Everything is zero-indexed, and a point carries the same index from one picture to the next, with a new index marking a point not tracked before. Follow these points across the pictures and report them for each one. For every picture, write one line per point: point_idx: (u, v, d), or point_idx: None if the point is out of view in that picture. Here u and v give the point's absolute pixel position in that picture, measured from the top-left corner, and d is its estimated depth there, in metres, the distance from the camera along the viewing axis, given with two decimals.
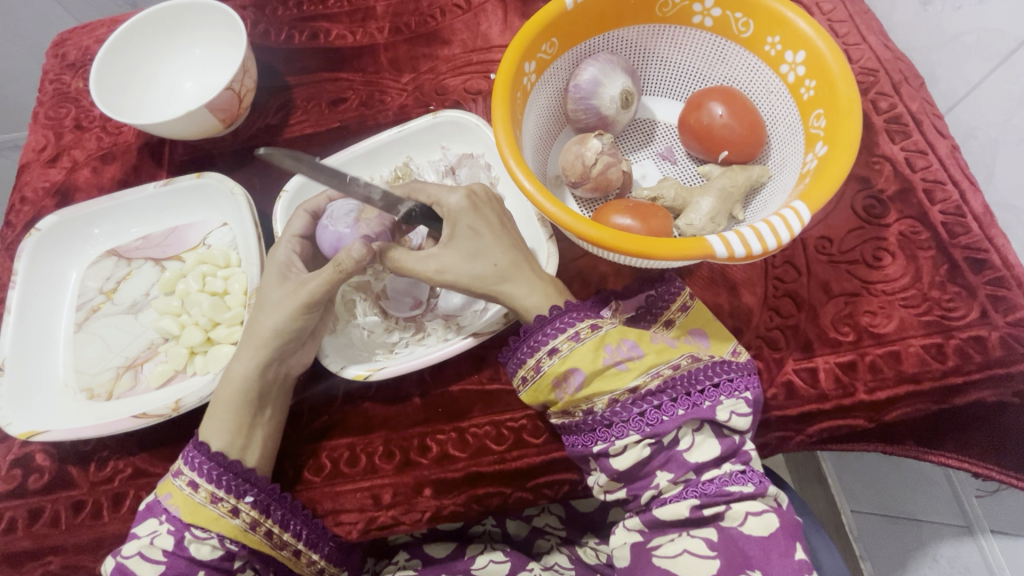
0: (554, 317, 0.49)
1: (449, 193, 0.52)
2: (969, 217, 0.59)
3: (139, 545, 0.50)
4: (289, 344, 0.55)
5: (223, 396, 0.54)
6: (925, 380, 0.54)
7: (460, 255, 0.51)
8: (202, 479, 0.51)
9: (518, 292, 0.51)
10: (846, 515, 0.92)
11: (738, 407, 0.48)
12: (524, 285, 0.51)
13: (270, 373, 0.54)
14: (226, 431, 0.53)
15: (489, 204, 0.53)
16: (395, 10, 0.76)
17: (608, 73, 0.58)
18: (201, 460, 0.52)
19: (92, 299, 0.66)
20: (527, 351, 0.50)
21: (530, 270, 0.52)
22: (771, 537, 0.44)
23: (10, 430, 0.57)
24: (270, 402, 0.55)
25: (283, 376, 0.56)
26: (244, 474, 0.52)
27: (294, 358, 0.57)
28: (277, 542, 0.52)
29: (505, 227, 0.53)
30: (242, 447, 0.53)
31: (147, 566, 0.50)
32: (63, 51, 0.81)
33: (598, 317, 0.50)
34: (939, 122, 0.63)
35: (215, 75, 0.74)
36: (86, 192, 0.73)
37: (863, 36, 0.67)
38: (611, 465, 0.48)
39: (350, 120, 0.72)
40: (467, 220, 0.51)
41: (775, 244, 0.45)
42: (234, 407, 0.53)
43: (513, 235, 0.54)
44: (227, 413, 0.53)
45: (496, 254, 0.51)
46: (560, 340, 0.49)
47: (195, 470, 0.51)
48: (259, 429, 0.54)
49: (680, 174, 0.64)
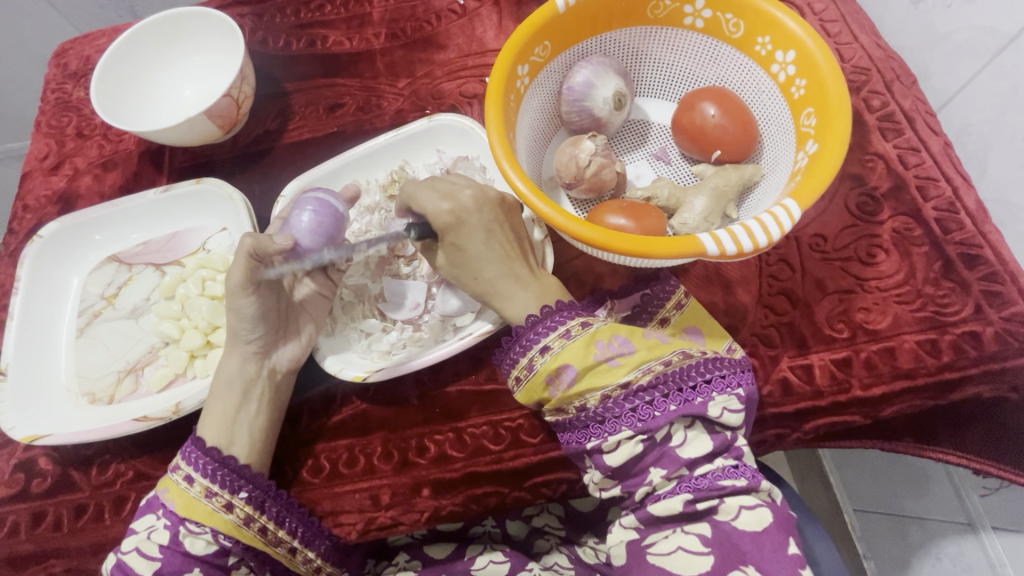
0: (543, 317, 0.50)
1: (436, 203, 0.51)
2: (962, 213, 0.59)
3: (137, 540, 0.51)
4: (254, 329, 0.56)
5: (212, 391, 0.56)
6: (920, 376, 0.54)
7: (449, 262, 0.54)
8: (197, 474, 0.52)
9: (505, 302, 0.53)
10: (848, 514, 0.91)
11: (731, 404, 0.48)
12: (508, 292, 0.52)
13: (254, 367, 0.57)
14: (216, 424, 0.54)
15: (477, 214, 0.52)
16: (392, 16, 0.77)
17: (601, 75, 0.59)
18: (199, 456, 0.53)
19: (93, 304, 0.67)
20: (519, 352, 0.51)
21: (517, 280, 0.52)
22: (764, 531, 0.45)
23: (13, 434, 0.58)
24: (255, 394, 0.56)
25: (269, 372, 0.57)
26: (238, 470, 0.53)
27: (280, 354, 0.58)
28: (272, 539, 0.53)
29: (495, 237, 0.52)
30: (230, 440, 0.54)
31: (144, 563, 0.50)
32: (64, 61, 0.82)
33: (589, 316, 0.51)
34: (931, 119, 0.63)
35: (213, 82, 0.75)
36: (88, 199, 0.74)
37: (854, 35, 0.68)
38: (605, 462, 0.48)
39: (348, 125, 0.73)
40: (450, 235, 0.52)
41: (767, 241, 0.46)
42: (219, 398, 0.55)
43: (503, 242, 0.53)
44: (216, 405, 0.55)
45: (482, 270, 0.52)
46: (551, 338, 0.49)
47: (192, 466, 0.52)
48: (244, 423, 0.55)
49: (674, 173, 0.64)
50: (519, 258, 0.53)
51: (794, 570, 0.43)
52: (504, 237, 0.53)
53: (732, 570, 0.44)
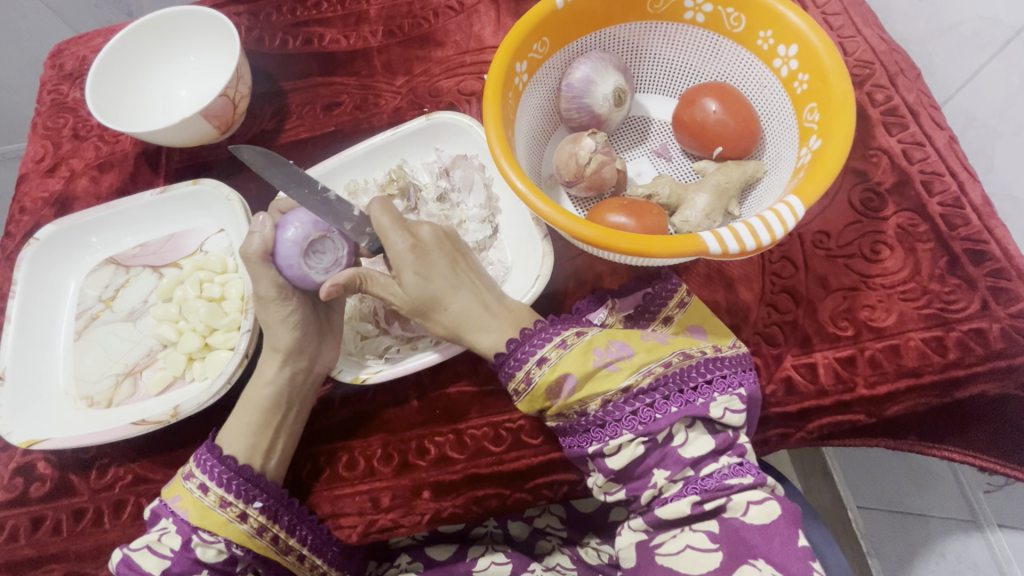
0: (535, 332, 0.51)
1: (396, 238, 0.51)
2: (968, 209, 0.58)
3: (149, 540, 0.51)
4: (305, 338, 0.56)
5: (250, 403, 0.55)
6: (926, 374, 0.54)
7: (411, 301, 0.52)
8: (213, 482, 0.51)
9: (472, 333, 0.52)
10: (852, 512, 0.89)
11: (732, 404, 0.47)
12: (477, 327, 0.52)
13: (297, 378, 0.56)
14: (249, 439, 0.54)
15: (437, 247, 0.53)
16: (388, 13, 0.76)
17: (601, 72, 0.58)
18: (214, 463, 0.52)
19: (91, 307, 0.66)
20: (515, 366, 0.50)
21: (485, 310, 0.52)
22: (773, 524, 0.44)
23: (10, 439, 0.57)
24: (294, 406, 0.56)
25: (307, 375, 0.57)
26: (254, 479, 0.52)
27: (322, 357, 0.58)
28: (283, 547, 0.53)
29: (457, 267, 0.53)
30: (264, 453, 0.54)
31: (153, 561, 0.50)
32: (60, 62, 0.82)
33: (583, 326, 0.51)
34: (935, 113, 0.62)
35: (210, 82, 0.74)
36: (85, 201, 0.73)
37: (858, 28, 0.67)
38: (607, 465, 0.47)
39: (345, 124, 0.72)
40: (412, 269, 0.51)
41: (770, 239, 0.45)
42: (258, 409, 0.55)
43: (469, 275, 0.54)
44: (247, 422, 0.54)
45: (447, 298, 0.52)
46: (547, 349, 0.49)
47: (206, 473, 0.52)
48: (282, 431, 0.55)
49: (676, 170, 0.63)
50: (485, 288, 0.54)
51: (804, 560, 0.42)
52: (468, 270, 0.54)
53: (741, 564, 0.43)
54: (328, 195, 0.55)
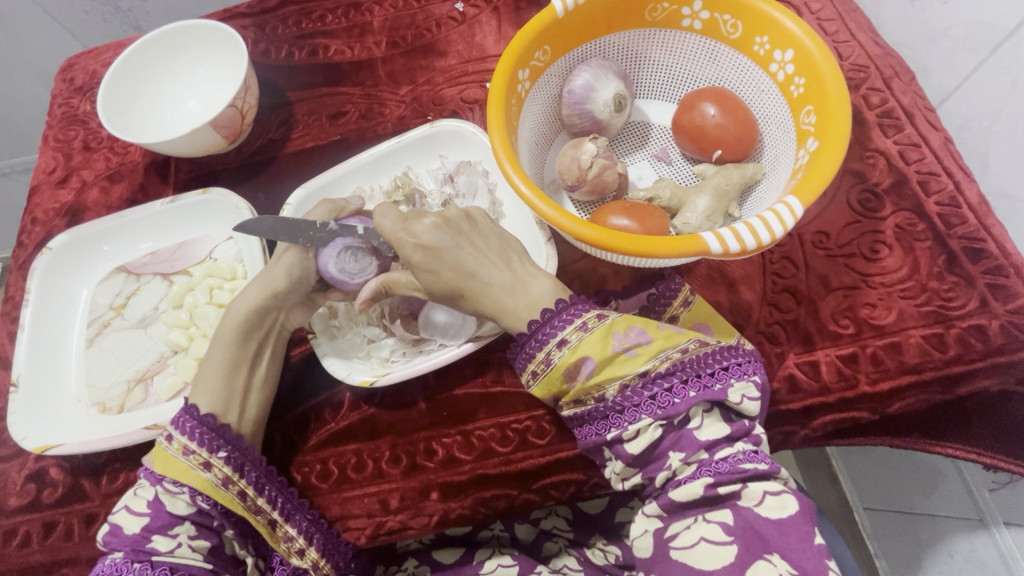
0: (559, 310, 0.50)
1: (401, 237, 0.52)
2: (964, 208, 0.59)
3: (125, 500, 0.52)
4: (296, 289, 0.59)
5: (223, 340, 0.57)
6: (928, 371, 0.54)
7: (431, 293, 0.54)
8: (177, 432, 0.53)
9: (496, 314, 0.53)
10: (858, 513, 0.91)
11: (749, 391, 0.48)
12: (496, 306, 0.52)
13: (269, 323, 0.59)
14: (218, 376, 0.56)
15: (446, 229, 0.53)
16: (392, 25, 0.78)
17: (601, 78, 0.59)
18: (184, 416, 0.54)
19: (102, 314, 0.67)
20: (535, 347, 0.50)
21: (501, 287, 0.52)
22: (790, 518, 0.44)
23: (25, 445, 0.58)
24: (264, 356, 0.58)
25: (278, 328, 0.60)
26: (217, 429, 0.53)
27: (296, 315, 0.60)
28: (250, 506, 0.53)
29: (467, 246, 0.53)
30: (225, 393, 0.55)
31: (131, 519, 0.51)
32: (71, 76, 0.83)
33: (603, 309, 0.51)
34: (930, 115, 0.64)
35: (217, 93, 0.76)
36: (96, 212, 0.75)
37: (852, 33, 0.68)
38: (625, 450, 0.48)
39: (350, 133, 0.74)
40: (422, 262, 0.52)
41: (770, 238, 0.46)
42: (230, 349, 0.57)
43: (481, 249, 0.53)
44: (220, 358, 0.56)
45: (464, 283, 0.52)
46: (568, 331, 0.49)
47: (173, 424, 0.53)
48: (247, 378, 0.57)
49: (676, 174, 0.64)
50: (502, 261, 0.53)
51: (822, 557, 0.42)
52: (484, 247, 0.53)
53: (758, 559, 0.43)
54: (331, 227, 0.57)
